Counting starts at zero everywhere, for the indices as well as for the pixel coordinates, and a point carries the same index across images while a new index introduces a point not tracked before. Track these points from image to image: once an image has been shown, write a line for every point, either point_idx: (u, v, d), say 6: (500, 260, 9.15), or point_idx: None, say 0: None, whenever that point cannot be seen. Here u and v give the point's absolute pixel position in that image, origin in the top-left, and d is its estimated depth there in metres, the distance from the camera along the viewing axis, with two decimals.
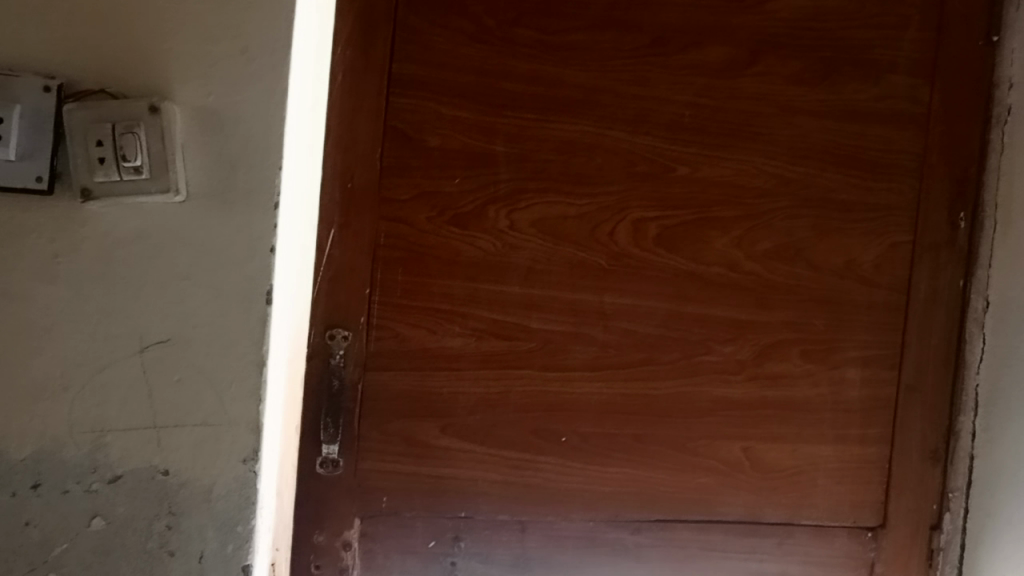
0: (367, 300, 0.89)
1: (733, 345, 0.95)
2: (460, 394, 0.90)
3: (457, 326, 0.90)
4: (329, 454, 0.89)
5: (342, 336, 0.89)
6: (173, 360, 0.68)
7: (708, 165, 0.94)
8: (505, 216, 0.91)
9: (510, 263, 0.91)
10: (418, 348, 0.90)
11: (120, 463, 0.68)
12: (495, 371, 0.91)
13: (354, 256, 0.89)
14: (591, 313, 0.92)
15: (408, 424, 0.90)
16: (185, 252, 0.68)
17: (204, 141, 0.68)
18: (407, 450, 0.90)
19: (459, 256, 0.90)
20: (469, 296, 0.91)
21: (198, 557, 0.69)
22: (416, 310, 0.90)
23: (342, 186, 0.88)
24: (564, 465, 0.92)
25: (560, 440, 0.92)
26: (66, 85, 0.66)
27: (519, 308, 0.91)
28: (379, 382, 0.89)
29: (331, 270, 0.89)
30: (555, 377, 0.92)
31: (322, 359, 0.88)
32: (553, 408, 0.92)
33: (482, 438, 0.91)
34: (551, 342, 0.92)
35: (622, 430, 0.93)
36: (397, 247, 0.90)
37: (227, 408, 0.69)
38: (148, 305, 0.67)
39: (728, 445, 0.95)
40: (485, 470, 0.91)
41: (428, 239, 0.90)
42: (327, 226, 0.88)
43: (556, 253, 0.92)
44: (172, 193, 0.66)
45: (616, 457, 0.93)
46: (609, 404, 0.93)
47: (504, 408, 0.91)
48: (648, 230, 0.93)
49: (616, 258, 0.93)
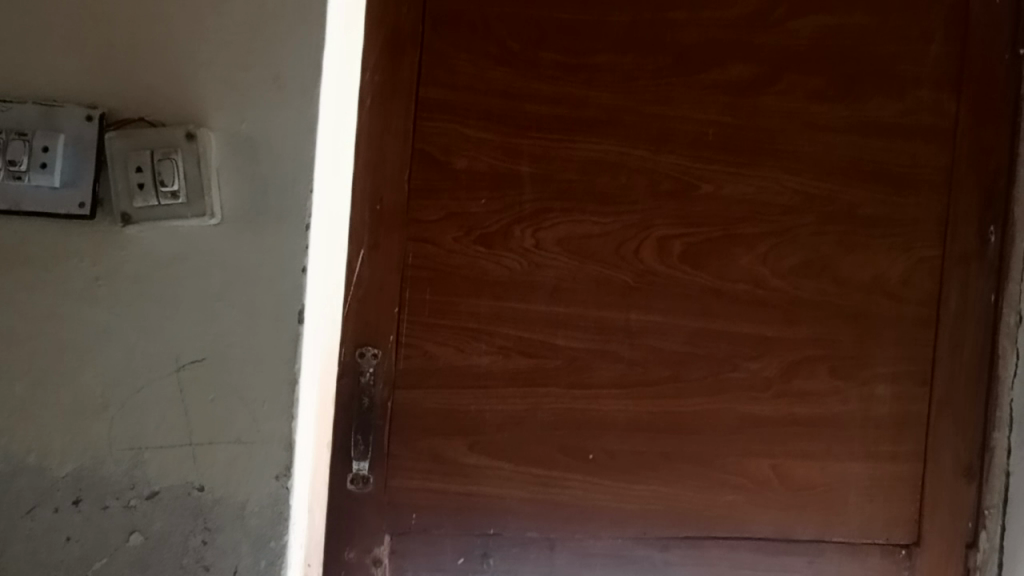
0: (395, 319, 0.91)
1: (759, 362, 0.95)
2: (488, 412, 0.91)
3: (485, 344, 0.91)
4: (359, 472, 0.90)
5: (372, 353, 0.90)
6: (208, 379, 0.70)
7: (732, 182, 0.95)
8: (531, 235, 0.92)
9: (536, 282, 0.92)
10: (446, 367, 0.91)
11: (157, 479, 0.70)
12: (522, 388, 0.92)
13: (383, 275, 0.91)
14: (618, 330, 0.93)
15: (436, 441, 0.91)
16: (218, 274, 0.70)
17: (237, 167, 0.70)
18: (435, 467, 0.91)
19: (486, 274, 0.92)
20: (495, 314, 0.92)
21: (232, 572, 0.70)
22: (446, 327, 0.91)
23: (372, 208, 0.90)
24: (591, 482, 0.92)
25: (587, 457, 0.92)
26: (107, 115, 0.69)
27: (546, 325, 0.92)
28: (408, 398, 0.91)
29: (362, 289, 0.90)
30: (582, 394, 0.92)
31: (352, 376, 0.90)
32: (581, 426, 0.92)
33: (510, 454, 0.91)
34: (578, 359, 0.92)
35: (650, 446, 0.93)
36: (425, 267, 0.91)
37: (260, 426, 0.70)
38: (184, 327, 0.70)
39: (757, 462, 0.94)
40: (511, 487, 0.91)
41: (455, 259, 0.91)
42: (358, 246, 0.90)
43: (582, 271, 0.92)
44: (207, 216, 0.68)
45: (643, 474, 0.93)
46: (635, 421, 0.93)
47: (531, 426, 0.92)
48: (673, 246, 0.94)
49: (641, 275, 0.93)
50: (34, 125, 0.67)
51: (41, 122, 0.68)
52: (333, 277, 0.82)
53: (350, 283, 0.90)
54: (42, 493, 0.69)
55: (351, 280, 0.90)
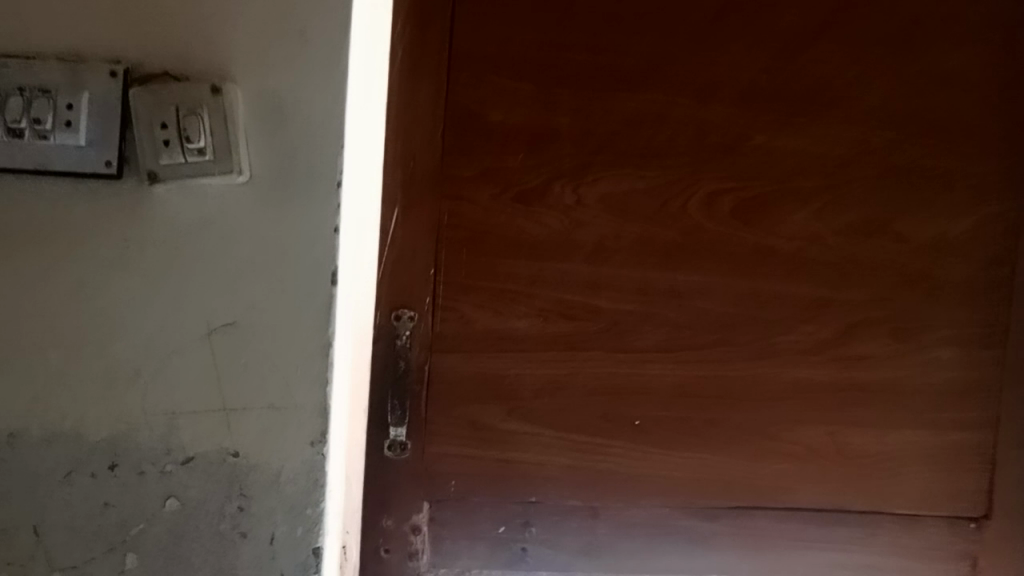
0: (430, 282, 0.87)
1: (814, 325, 0.90)
2: (527, 377, 0.88)
3: (522, 307, 0.88)
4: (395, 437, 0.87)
5: (407, 317, 0.87)
6: (240, 344, 0.68)
7: (784, 134, 0.89)
8: (571, 192, 0.87)
9: (575, 242, 0.88)
10: (483, 329, 0.88)
11: (192, 445, 0.68)
12: (562, 353, 0.88)
13: (417, 237, 0.87)
14: (663, 292, 0.88)
15: (474, 407, 0.88)
16: (248, 235, 0.67)
17: (264, 123, 0.67)
18: (473, 433, 0.88)
19: (522, 234, 0.87)
20: (533, 276, 0.88)
21: (269, 539, 0.69)
22: (481, 290, 0.87)
23: (404, 166, 0.86)
24: (635, 449, 0.89)
25: (631, 423, 0.89)
26: (131, 69, 0.66)
27: (587, 287, 0.88)
28: (443, 363, 0.87)
29: (396, 251, 0.87)
30: (625, 359, 0.88)
31: (387, 340, 0.87)
32: (624, 391, 0.88)
33: (550, 420, 0.88)
34: (619, 322, 0.88)
35: (696, 413, 0.89)
36: (461, 227, 0.87)
37: (294, 391, 0.68)
38: (215, 289, 0.67)
39: (812, 430, 0.90)
40: (551, 454, 0.88)
41: (491, 218, 0.87)
42: (391, 206, 0.87)
43: (624, 230, 0.88)
44: (235, 174, 0.66)
45: (690, 442, 0.89)
46: (681, 386, 0.89)
47: (572, 392, 0.88)
48: (722, 203, 0.89)
49: (686, 234, 0.89)
50: (57, 82, 0.65)
51: (64, 79, 0.65)
52: (366, 237, 0.79)
53: (384, 245, 0.87)
54: (78, 458, 0.68)
55: (385, 241, 0.87)
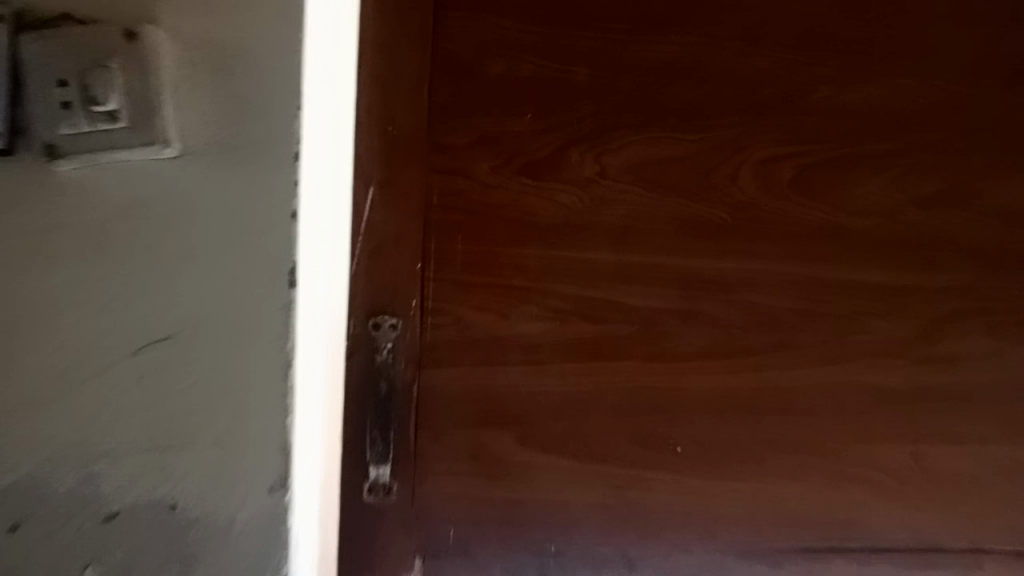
0: (417, 279, 0.63)
1: (896, 321, 0.69)
2: (540, 395, 0.64)
3: (533, 308, 0.64)
4: (378, 478, 0.63)
5: (389, 324, 0.63)
6: (175, 363, 0.49)
7: (858, 81, 0.69)
8: (592, 161, 0.65)
9: (600, 222, 0.65)
10: (481, 339, 0.64)
11: (114, 497, 0.49)
12: (584, 365, 0.65)
13: (395, 222, 0.63)
14: (711, 284, 0.66)
15: (467, 436, 0.64)
16: (183, 216, 0.48)
17: (202, 71, 0.48)
18: (477, 468, 0.64)
19: (530, 214, 0.64)
20: (547, 268, 0.64)
21: None
22: (478, 289, 0.63)
23: (378, 127, 0.63)
24: (679, 481, 0.67)
25: (673, 450, 0.66)
26: (22, 11, 0.46)
27: (616, 281, 0.65)
28: (430, 387, 0.63)
29: (370, 240, 0.63)
30: (666, 369, 0.66)
31: (364, 354, 0.63)
32: (664, 409, 0.66)
33: (569, 450, 0.65)
34: (656, 324, 0.66)
35: (752, 433, 0.68)
36: (455, 209, 0.63)
37: (249, 427, 0.50)
38: (140, 290, 0.48)
39: (897, 449, 0.70)
40: (573, 489, 0.65)
41: (493, 196, 0.63)
42: (363, 184, 0.63)
43: (661, 205, 0.65)
44: (159, 146, 0.47)
45: (747, 466, 0.68)
46: (735, 401, 0.67)
47: (599, 413, 0.65)
48: (780, 173, 0.67)
49: (737, 209, 0.66)
50: None
51: None
52: (336, 225, 0.60)
53: (355, 236, 0.63)
54: None
55: (357, 228, 0.63)
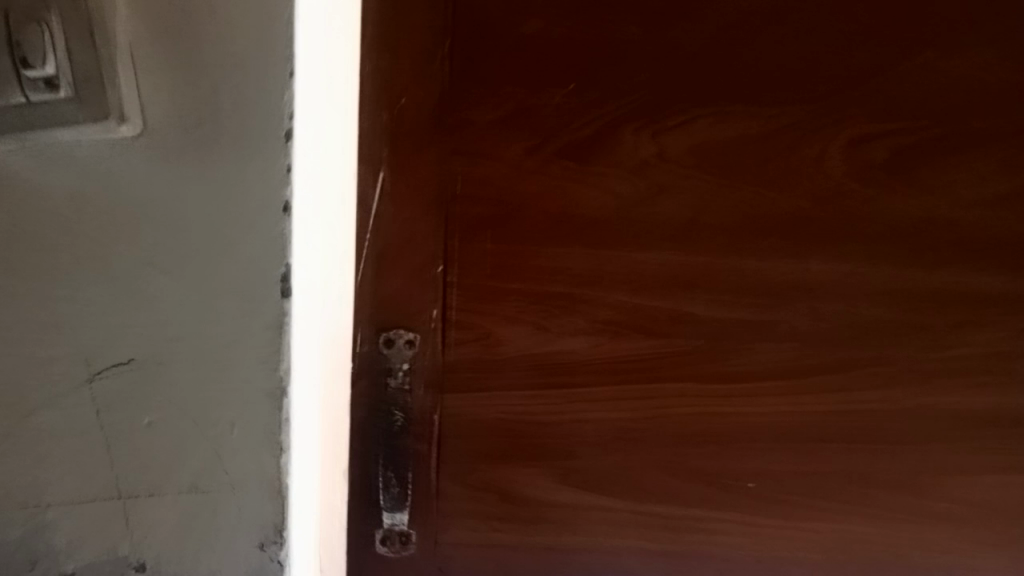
0: (437, 285, 0.51)
1: (1011, 332, 0.57)
2: (588, 425, 0.54)
3: (579, 319, 0.53)
4: (394, 525, 0.53)
5: (404, 341, 0.51)
6: (138, 400, 0.42)
7: (978, 38, 0.54)
8: (649, 140, 0.52)
9: (662, 215, 0.53)
10: (517, 360, 0.52)
11: (70, 556, 0.43)
12: (640, 388, 0.54)
13: (408, 216, 0.51)
14: (790, 289, 0.55)
15: (502, 475, 0.53)
16: (145, 226, 0.41)
17: (164, 42, 0.39)
18: (508, 513, 0.54)
19: (579, 205, 0.52)
20: (596, 271, 0.52)
21: None
22: (512, 299, 0.52)
23: (384, 99, 0.50)
24: (749, 523, 0.57)
25: (744, 486, 0.56)
26: None
27: (678, 287, 0.54)
28: (452, 417, 0.52)
29: (381, 237, 0.50)
30: (738, 391, 0.55)
31: (373, 379, 0.51)
32: (734, 440, 0.56)
33: (621, 488, 0.55)
34: (726, 338, 0.54)
35: (836, 464, 0.57)
36: (481, 200, 0.51)
37: (231, 468, 0.44)
38: (100, 309, 0.41)
39: (1005, 483, 0.59)
40: (624, 532, 0.55)
41: (528, 184, 0.51)
42: (370, 171, 0.50)
43: (733, 193, 0.53)
44: (114, 122, 0.39)
45: (829, 506, 0.57)
46: (818, 430, 0.56)
47: (656, 444, 0.55)
48: (878, 155, 0.54)
49: (823, 199, 0.54)
50: None
51: None
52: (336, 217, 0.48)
53: (361, 234, 0.50)
54: None
55: (365, 224, 0.50)
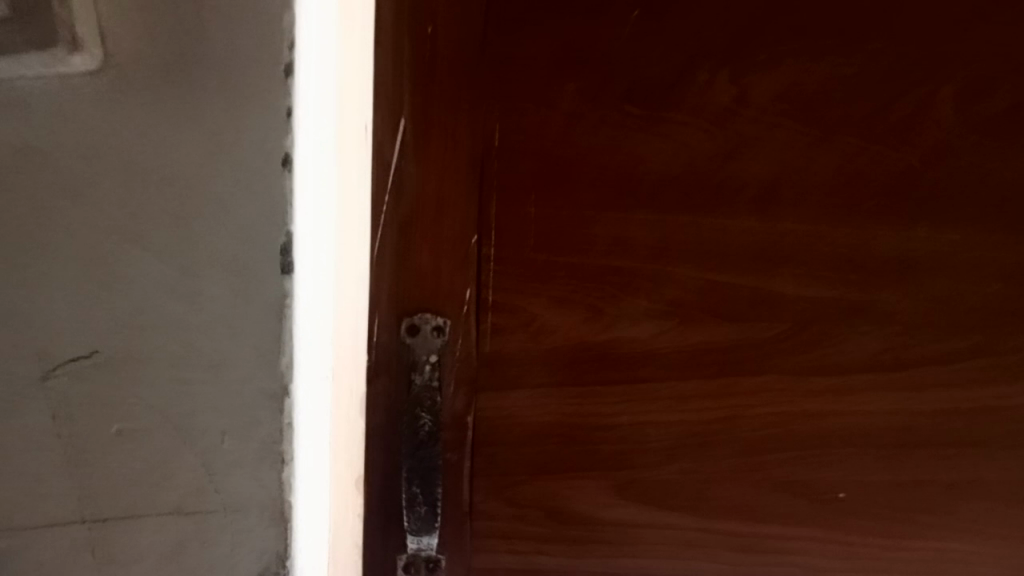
0: (471, 259, 0.42)
1: None
2: (649, 426, 0.44)
3: (643, 300, 0.43)
4: (420, 552, 0.44)
5: (432, 329, 0.42)
6: (106, 403, 0.35)
7: None
8: (727, 85, 0.43)
9: (745, 172, 0.44)
10: (568, 350, 0.43)
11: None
12: (715, 382, 0.45)
13: (436, 175, 0.41)
14: (896, 263, 0.45)
15: (546, 487, 0.44)
16: (109, 190, 0.33)
17: None
18: (551, 533, 0.44)
19: (643, 162, 0.43)
20: (661, 242, 0.43)
21: None
22: (562, 276, 0.42)
23: (407, 32, 0.40)
24: (841, 543, 0.46)
25: (833, 497, 0.46)
26: None
27: (761, 261, 0.44)
28: (489, 419, 0.43)
29: (405, 201, 0.41)
30: (827, 385, 0.45)
31: (394, 376, 0.42)
32: (823, 444, 0.46)
33: (688, 504, 0.45)
34: (816, 323, 0.45)
35: (945, 473, 0.46)
36: (524, 155, 0.41)
37: (221, 485, 0.37)
38: (54, 288, 0.34)
39: None
40: (691, 554, 0.46)
41: (581, 136, 0.42)
42: (387, 120, 0.40)
43: (829, 147, 0.44)
44: (64, 52, 0.32)
45: (937, 522, 0.47)
46: (923, 429, 0.46)
47: (730, 449, 0.45)
48: (1002, 102, 0.44)
49: (935, 156, 0.44)
50: None
51: None
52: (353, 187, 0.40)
53: (377, 202, 0.41)
54: None
55: (384, 185, 0.41)
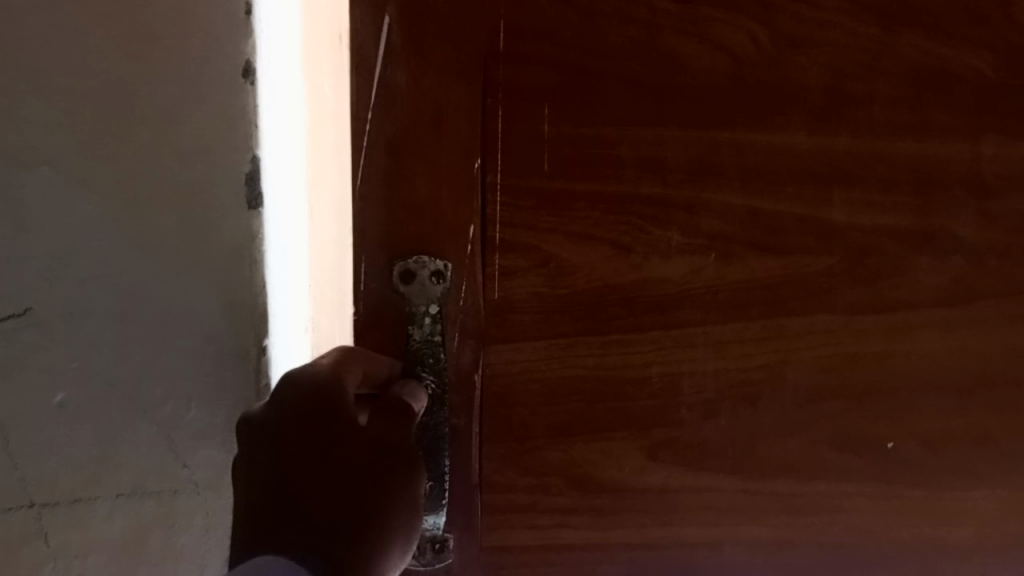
0: (476, 189, 0.35)
1: None
2: (687, 378, 0.39)
3: (676, 234, 0.37)
4: (424, 532, 0.37)
5: (432, 272, 0.35)
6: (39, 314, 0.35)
7: None
8: None
9: (796, 82, 0.37)
10: (592, 295, 0.37)
11: None
12: (756, 326, 0.39)
13: (432, 82, 0.34)
14: (960, 184, 0.40)
15: (569, 453, 0.38)
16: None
17: None
18: (576, 503, 0.39)
19: (679, 67, 0.36)
20: (700, 164, 0.37)
21: None
22: (585, 209, 0.36)
23: None
24: (891, 498, 0.42)
25: (882, 449, 0.42)
26: None
27: (814, 185, 0.38)
28: (500, 378, 0.37)
29: (393, 118, 0.33)
30: (880, 325, 0.40)
31: (390, 329, 0.35)
32: (875, 391, 0.41)
33: (728, 463, 0.40)
34: (872, 255, 0.39)
35: (1000, 418, 0.42)
36: (540, 60, 0.34)
37: (188, 458, 0.39)
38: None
39: None
40: (730, 518, 0.41)
41: (608, 39, 0.35)
42: (369, 22, 0.32)
43: (891, 50, 0.38)
44: None
45: (989, 471, 0.43)
46: (979, 371, 0.42)
47: (772, 402, 0.40)
48: None
49: (1002, 61, 0.39)
50: None
51: None
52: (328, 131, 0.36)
53: (360, 116, 0.33)
54: None
55: (367, 98, 0.33)
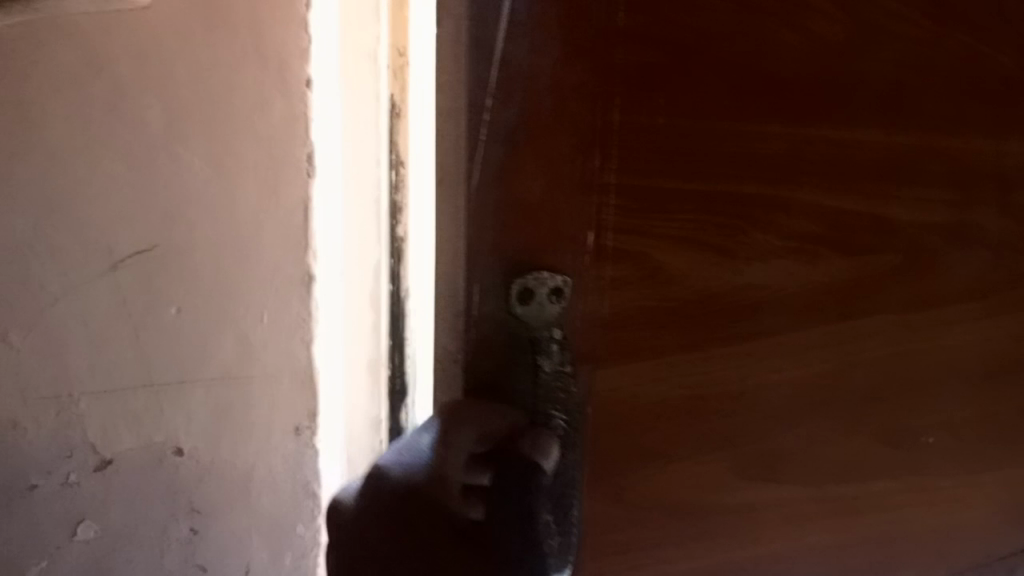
0: (593, 192, 0.30)
1: None
2: (774, 389, 0.37)
3: (772, 238, 0.34)
4: None
5: (549, 291, 0.30)
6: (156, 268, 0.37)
7: None
8: None
9: (873, 77, 0.36)
10: (697, 306, 0.33)
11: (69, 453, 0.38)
12: (831, 329, 0.38)
13: (547, 65, 0.28)
14: (989, 177, 0.41)
15: (666, 481, 0.35)
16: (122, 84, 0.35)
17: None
18: (671, 535, 0.35)
19: (780, 56, 0.33)
20: (794, 161, 0.34)
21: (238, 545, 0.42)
22: (695, 211, 0.32)
23: None
24: (928, 485, 0.43)
25: (922, 441, 0.42)
26: None
27: (884, 184, 0.38)
28: (608, 408, 0.32)
29: (516, 108, 0.28)
30: (927, 320, 0.41)
31: (510, 360, 0.30)
32: (920, 385, 0.41)
33: (802, 472, 0.39)
34: (925, 252, 0.40)
35: (1008, 399, 0.45)
36: (657, 43, 0.30)
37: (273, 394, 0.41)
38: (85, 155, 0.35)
39: None
40: (802, 528, 0.39)
41: (721, 22, 0.31)
42: None
43: (944, 47, 0.38)
44: None
45: (997, 449, 0.45)
46: (996, 357, 0.43)
47: (841, 405, 0.39)
48: None
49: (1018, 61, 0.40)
50: None
51: None
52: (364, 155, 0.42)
53: (473, 103, 0.27)
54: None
55: (483, 83, 0.27)
